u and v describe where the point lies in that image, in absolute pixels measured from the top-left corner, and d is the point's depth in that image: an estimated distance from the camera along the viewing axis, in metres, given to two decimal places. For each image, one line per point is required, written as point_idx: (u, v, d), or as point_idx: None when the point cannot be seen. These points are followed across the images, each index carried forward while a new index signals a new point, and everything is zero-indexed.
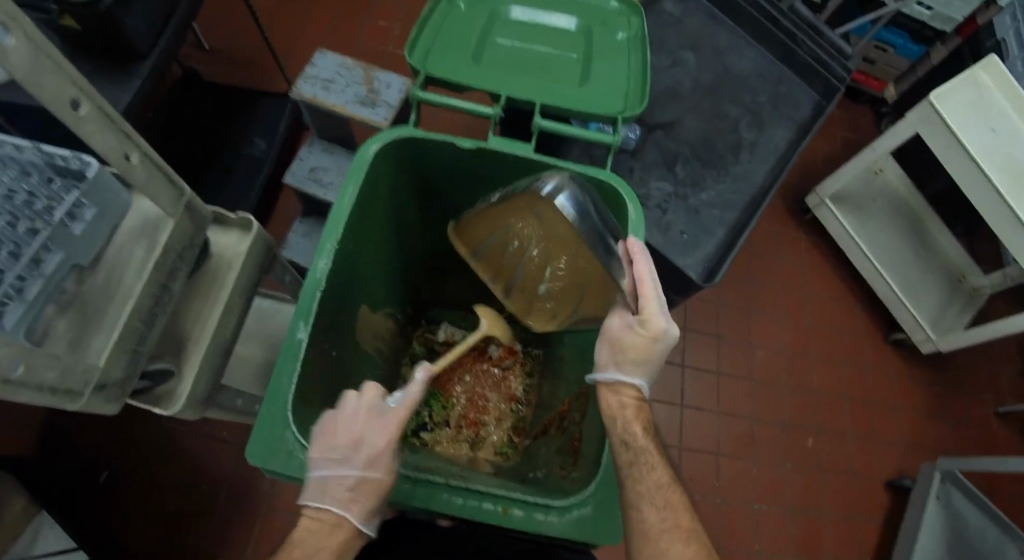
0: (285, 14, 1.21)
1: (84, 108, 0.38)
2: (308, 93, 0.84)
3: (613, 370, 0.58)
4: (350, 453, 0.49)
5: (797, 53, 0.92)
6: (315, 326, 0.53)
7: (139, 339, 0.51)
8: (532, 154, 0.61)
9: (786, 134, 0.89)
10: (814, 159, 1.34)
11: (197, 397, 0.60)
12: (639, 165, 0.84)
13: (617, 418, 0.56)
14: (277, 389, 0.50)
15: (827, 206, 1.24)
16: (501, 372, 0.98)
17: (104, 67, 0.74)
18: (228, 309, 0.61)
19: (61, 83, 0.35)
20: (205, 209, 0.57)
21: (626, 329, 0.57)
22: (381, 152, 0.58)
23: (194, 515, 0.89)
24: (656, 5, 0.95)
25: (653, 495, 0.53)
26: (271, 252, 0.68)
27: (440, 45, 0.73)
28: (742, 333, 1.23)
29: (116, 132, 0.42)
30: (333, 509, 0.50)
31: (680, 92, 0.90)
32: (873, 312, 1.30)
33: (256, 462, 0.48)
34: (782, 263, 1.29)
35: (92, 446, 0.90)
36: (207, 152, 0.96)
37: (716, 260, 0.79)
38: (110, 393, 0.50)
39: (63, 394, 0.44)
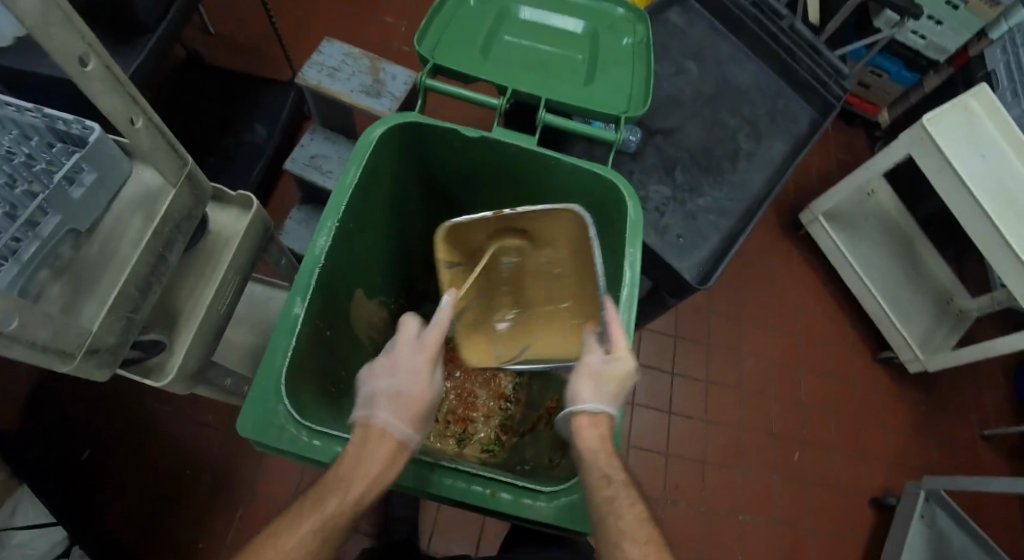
0: (293, 6, 1.22)
1: (91, 66, 0.39)
2: (313, 80, 0.85)
3: (592, 404, 0.53)
4: (390, 371, 0.53)
5: (796, 70, 0.94)
6: (312, 303, 0.54)
7: (134, 307, 0.51)
8: (535, 147, 0.62)
9: (783, 146, 0.90)
10: (809, 176, 1.36)
11: (187, 371, 0.59)
12: (639, 168, 0.84)
13: (597, 456, 0.50)
14: (270, 365, 0.50)
15: (821, 224, 1.25)
16: (492, 370, 0.98)
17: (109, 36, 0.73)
18: (224, 285, 0.61)
19: (71, 37, 0.36)
20: (207, 184, 0.57)
21: (603, 364, 0.54)
22: (386, 135, 0.59)
23: (176, 498, 0.88)
24: (661, 15, 0.96)
25: (635, 532, 0.46)
26: (269, 232, 0.68)
27: (448, 39, 0.74)
28: (732, 344, 1.24)
29: (122, 95, 0.42)
30: (381, 416, 0.50)
31: (682, 99, 0.91)
32: (862, 330, 1.31)
33: (247, 435, 0.48)
34: (774, 278, 1.30)
35: (72, 424, 0.88)
36: (207, 135, 0.96)
37: (711, 264, 0.80)
38: (103, 359, 0.49)
39: (55, 354, 0.44)
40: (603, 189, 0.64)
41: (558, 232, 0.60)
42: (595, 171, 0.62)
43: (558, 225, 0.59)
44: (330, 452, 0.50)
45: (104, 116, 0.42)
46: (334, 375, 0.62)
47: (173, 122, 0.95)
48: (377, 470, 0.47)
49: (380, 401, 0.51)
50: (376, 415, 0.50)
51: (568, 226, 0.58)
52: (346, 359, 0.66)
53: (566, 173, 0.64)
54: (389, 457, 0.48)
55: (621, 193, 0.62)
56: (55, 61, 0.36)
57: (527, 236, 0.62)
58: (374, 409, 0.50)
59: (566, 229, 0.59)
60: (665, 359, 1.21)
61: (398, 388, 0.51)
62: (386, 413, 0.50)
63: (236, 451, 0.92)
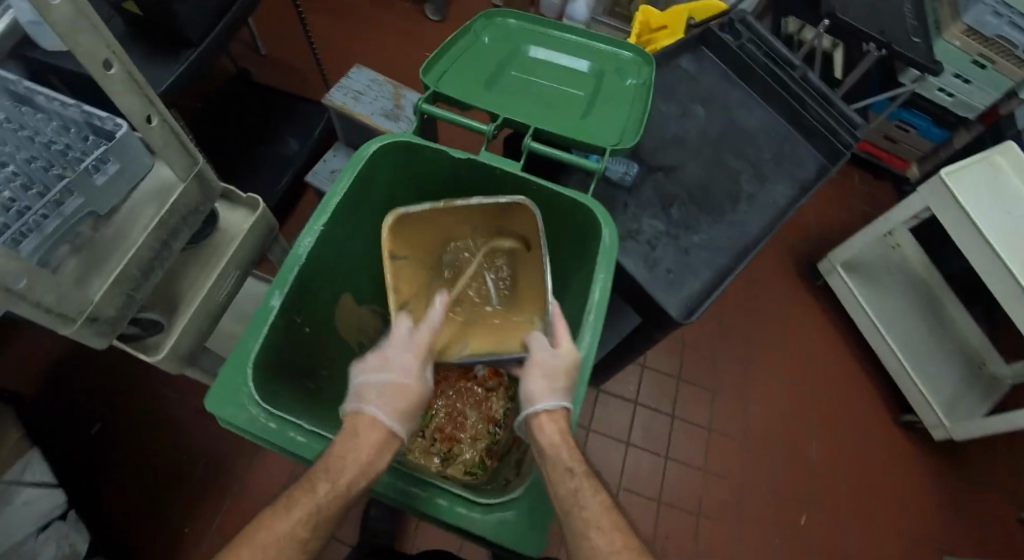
0: (339, 39, 1.34)
1: (114, 69, 0.46)
2: (339, 102, 0.93)
3: (547, 400, 0.56)
4: (380, 364, 0.55)
5: (806, 118, 0.94)
6: (290, 297, 0.58)
7: (134, 285, 0.57)
8: (518, 171, 0.66)
9: (788, 190, 0.90)
10: (832, 227, 1.34)
11: (180, 352, 0.65)
12: (634, 201, 0.86)
13: (560, 448, 0.53)
14: (243, 350, 0.54)
15: (840, 275, 1.24)
16: (484, 392, 0.99)
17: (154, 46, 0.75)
18: (222, 276, 0.67)
19: (97, 44, 0.43)
20: (216, 183, 0.63)
21: (552, 358, 0.58)
22: (380, 151, 0.63)
23: (170, 482, 0.92)
24: (672, 61, 1.00)
25: (600, 521, 0.49)
26: (273, 234, 0.75)
27: (456, 70, 0.80)
28: (738, 391, 1.21)
29: (139, 97, 0.49)
30: (368, 408, 0.53)
31: (685, 140, 0.93)
32: (882, 390, 1.25)
33: (213, 411, 0.52)
34: (787, 328, 1.28)
35: (88, 402, 0.95)
36: (244, 146, 1.05)
37: (698, 300, 0.79)
38: (101, 328, 0.55)
39: (58, 317, 0.50)
40: (583, 215, 0.66)
41: (508, 225, 0.68)
42: (574, 197, 0.65)
43: (509, 217, 0.67)
44: (282, 437, 0.53)
45: (124, 113, 0.49)
46: (312, 369, 0.65)
47: (216, 134, 1.05)
48: (371, 456, 0.50)
49: (368, 396, 0.53)
50: (367, 406, 0.53)
51: (521, 222, 0.66)
52: (329, 362, 0.69)
53: (546, 197, 0.67)
54: (377, 448, 0.51)
55: (594, 216, 0.64)
56: (80, 62, 0.43)
57: (482, 228, 0.70)
58: (367, 400, 0.53)
59: (515, 223, 0.67)
60: (665, 401, 1.19)
61: (396, 381, 0.55)
62: (376, 404, 0.53)
63: (231, 444, 0.96)
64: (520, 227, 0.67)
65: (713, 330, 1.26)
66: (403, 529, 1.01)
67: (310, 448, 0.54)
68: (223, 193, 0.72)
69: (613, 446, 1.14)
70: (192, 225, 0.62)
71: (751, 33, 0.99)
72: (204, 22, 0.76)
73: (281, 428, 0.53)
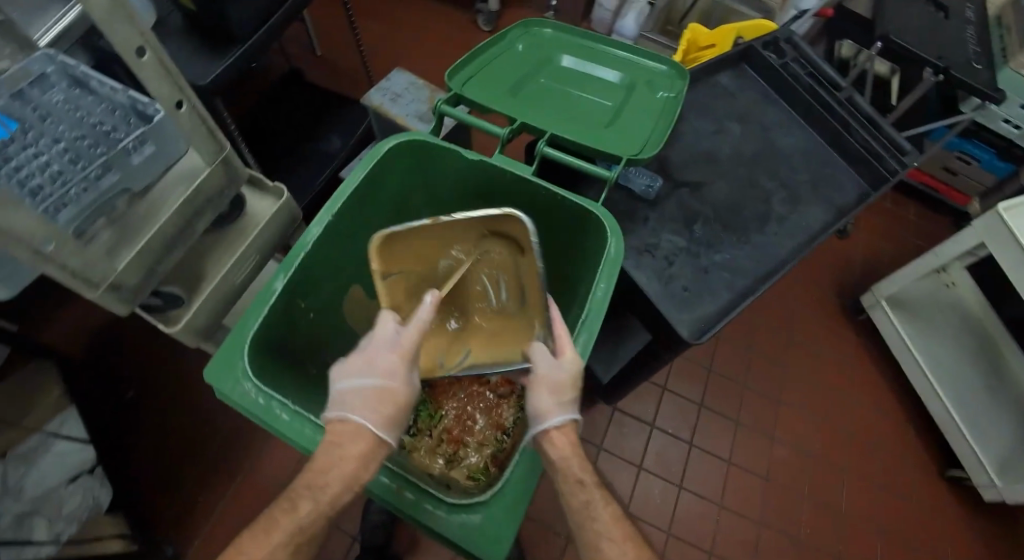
0: (389, 46, 1.39)
1: (146, 56, 0.50)
2: (377, 102, 0.97)
3: (554, 414, 0.55)
4: (366, 366, 0.55)
5: (848, 141, 0.89)
6: (294, 280, 0.60)
7: (156, 259, 0.63)
8: (529, 175, 0.66)
9: (823, 214, 0.86)
10: (879, 259, 1.29)
11: (196, 326, 0.69)
12: (655, 216, 0.84)
13: (571, 459, 0.53)
14: (241, 328, 0.56)
15: (883, 309, 1.17)
16: (496, 399, 0.86)
17: (206, 41, 0.81)
18: (242, 259, 0.71)
19: (131, 33, 0.48)
20: (241, 169, 0.69)
21: (556, 372, 0.55)
22: (395, 148, 0.66)
23: (190, 453, 0.98)
24: (711, 77, 0.98)
25: (611, 531, 0.50)
26: (294, 224, 0.79)
27: (483, 76, 0.82)
28: (764, 425, 1.14)
29: (171, 84, 0.54)
30: (355, 417, 0.53)
31: (715, 157, 0.90)
32: (926, 440, 1.16)
33: (208, 381, 0.54)
34: (823, 363, 1.20)
35: (125, 369, 1.02)
36: (290, 140, 1.11)
37: (712, 321, 0.76)
38: (122, 295, 0.60)
39: (82, 280, 0.55)
40: (592, 223, 0.65)
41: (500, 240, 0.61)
42: (586, 206, 0.64)
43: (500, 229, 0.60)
44: (265, 414, 0.54)
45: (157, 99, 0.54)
46: (314, 354, 0.67)
47: (265, 129, 1.11)
48: (358, 464, 0.50)
49: (354, 406, 0.53)
50: (353, 414, 0.53)
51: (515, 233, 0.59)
52: (335, 348, 0.71)
53: (557, 203, 0.67)
54: (364, 457, 0.51)
55: (603, 226, 0.63)
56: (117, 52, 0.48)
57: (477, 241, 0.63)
58: (351, 410, 0.53)
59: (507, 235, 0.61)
60: (685, 428, 1.13)
61: (382, 385, 0.54)
62: (361, 412, 0.53)
63: (248, 423, 1.00)
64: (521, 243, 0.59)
65: (742, 358, 1.20)
66: (403, 528, 1.01)
67: (293, 428, 0.55)
68: (253, 181, 0.76)
69: (625, 469, 1.09)
70: (213, 206, 0.67)
71: (795, 52, 0.96)
72: (253, 21, 0.81)
73: (269, 406, 0.54)
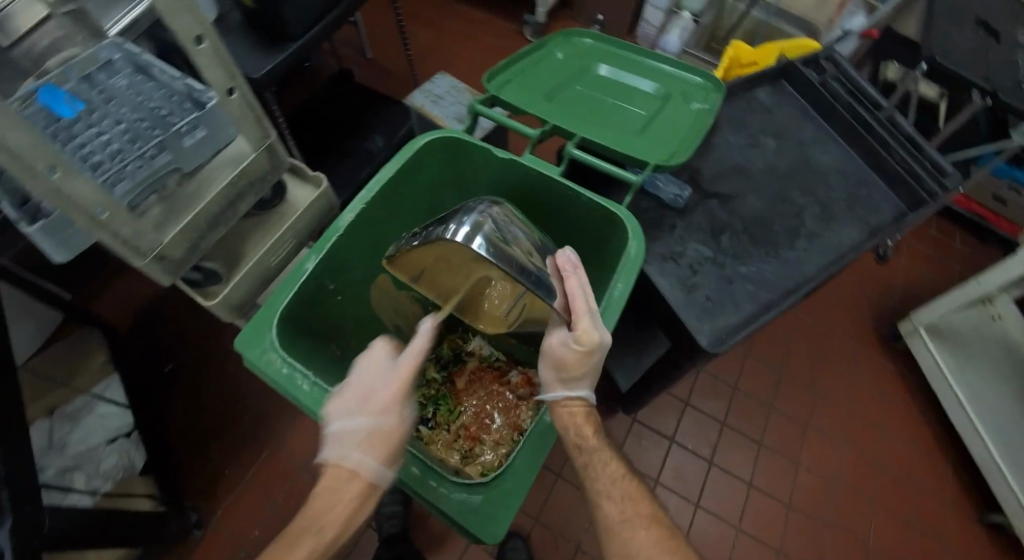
0: (436, 53, 1.44)
1: (204, 44, 0.57)
2: (418, 103, 1.01)
3: (558, 388, 0.62)
4: (359, 406, 0.56)
5: (886, 161, 0.87)
6: (324, 263, 0.63)
7: (200, 235, 0.68)
8: (556, 175, 0.67)
9: (856, 233, 0.84)
10: (920, 288, 1.25)
11: (232, 301, 0.73)
12: (682, 225, 0.84)
13: (567, 427, 0.59)
14: (270, 303, 0.60)
15: (922, 338, 1.12)
16: (516, 400, 0.84)
17: (262, 38, 0.86)
18: (279, 242, 0.75)
19: (191, 23, 0.55)
20: (284, 156, 0.74)
21: (563, 347, 0.60)
22: (430, 143, 0.68)
23: (218, 427, 1.02)
24: (749, 92, 0.97)
25: (610, 490, 0.57)
26: (330, 212, 0.82)
27: (520, 80, 0.84)
28: (791, 450, 1.11)
29: (223, 71, 0.61)
30: (349, 460, 0.54)
31: (749, 170, 0.89)
32: (963, 478, 1.10)
33: (237, 348, 0.56)
34: (856, 390, 1.16)
35: (166, 345, 1.08)
36: (334, 136, 1.16)
37: (734, 332, 0.75)
38: (167, 266, 0.65)
39: (133, 248, 0.60)
40: (614, 224, 0.66)
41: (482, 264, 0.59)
42: (610, 207, 0.65)
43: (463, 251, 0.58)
44: (288, 383, 0.57)
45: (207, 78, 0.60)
46: (340, 336, 0.70)
47: (312, 125, 1.17)
48: (348, 510, 0.53)
49: (346, 447, 0.55)
50: (348, 457, 0.55)
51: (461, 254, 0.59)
52: (359, 333, 0.74)
53: (583, 204, 0.68)
54: (358, 498, 0.54)
55: (625, 229, 0.64)
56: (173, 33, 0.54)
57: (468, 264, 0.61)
58: (347, 452, 0.55)
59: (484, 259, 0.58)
60: (706, 445, 1.10)
61: (376, 424, 0.55)
62: (354, 455, 0.55)
63: (277, 403, 1.04)
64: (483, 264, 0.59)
65: (770, 379, 1.17)
66: (416, 523, 1.01)
67: (313, 399, 0.57)
68: (294, 170, 0.80)
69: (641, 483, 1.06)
70: (253, 188, 0.72)
71: (835, 70, 0.96)
72: (306, 22, 0.86)
73: (292, 376, 0.57)
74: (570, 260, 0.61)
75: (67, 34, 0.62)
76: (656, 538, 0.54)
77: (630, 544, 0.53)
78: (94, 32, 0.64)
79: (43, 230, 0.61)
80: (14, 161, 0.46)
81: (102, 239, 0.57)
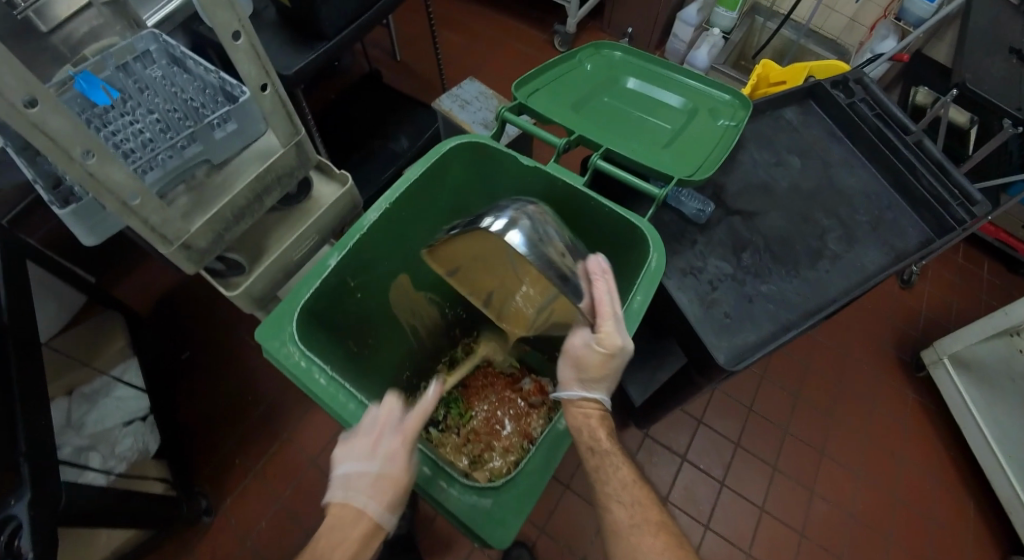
0: (466, 58, 1.45)
1: (242, 41, 0.56)
2: (446, 107, 1.02)
3: (575, 388, 0.61)
4: (369, 450, 0.56)
5: (913, 186, 0.86)
6: (347, 260, 0.64)
7: (225, 227, 0.68)
8: (580, 185, 0.68)
9: (880, 257, 0.83)
10: (945, 316, 1.23)
11: (252, 293, 0.74)
12: (703, 240, 0.83)
13: (581, 429, 0.59)
14: (293, 296, 0.60)
15: (946, 368, 1.10)
16: (526, 408, 0.83)
17: (295, 37, 0.88)
18: (301, 238, 0.76)
19: (230, 18, 0.54)
20: (311, 153, 0.74)
21: (585, 346, 0.60)
22: (457, 148, 0.69)
23: (231, 418, 1.03)
24: (777, 110, 0.97)
25: (621, 495, 0.57)
26: (353, 210, 0.83)
27: (547, 89, 0.84)
28: (804, 475, 1.08)
29: (258, 67, 0.60)
30: (356, 500, 0.57)
31: (773, 188, 0.89)
32: (983, 514, 1.07)
33: (258, 339, 0.57)
34: (874, 417, 1.14)
35: (186, 333, 1.09)
36: (362, 136, 1.17)
37: (750, 351, 0.74)
38: (191, 255, 0.66)
39: (158, 236, 0.60)
40: (636, 236, 0.66)
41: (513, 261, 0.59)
42: (633, 218, 0.65)
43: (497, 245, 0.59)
44: (307, 376, 0.57)
45: (244, 74, 0.59)
46: (358, 333, 0.70)
47: (340, 124, 1.19)
48: (351, 551, 0.55)
49: (353, 488, 0.58)
50: (355, 498, 0.57)
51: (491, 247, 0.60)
52: (377, 331, 0.74)
53: (605, 215, 0.68)
54: (363, 539, 0.56)
55: (647, 241, 0.64)
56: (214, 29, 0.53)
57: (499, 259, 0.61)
58: (355, 493, 0.57)
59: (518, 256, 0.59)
60: (718, 464, 1.08)
61: (378, 469, 0.56)
62: (363, 495, 0.57)
63: (289, 397, 1.05)
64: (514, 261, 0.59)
65: (787, 400, 1.15)
66: (423, 525, 1.01)
67: (330, 395, 0.57)
68: (321, 167, 0.81)
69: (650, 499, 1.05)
70: (281, 183, 0.72)
71: (866, 93, 0.94)
72: (339, 22, 0.87)
73: (310, 369, 0.57)
74: (602, 264, 0.59)
75: (105, 23, 0.68)
76: (665, 546, 0.53)
77: (637, 549, 0.53)
78: (131, 23, 0.68)
79: (74, 213, 0.62)
80: (49, 147, 0.47)
81: (130, 225, 0.58)
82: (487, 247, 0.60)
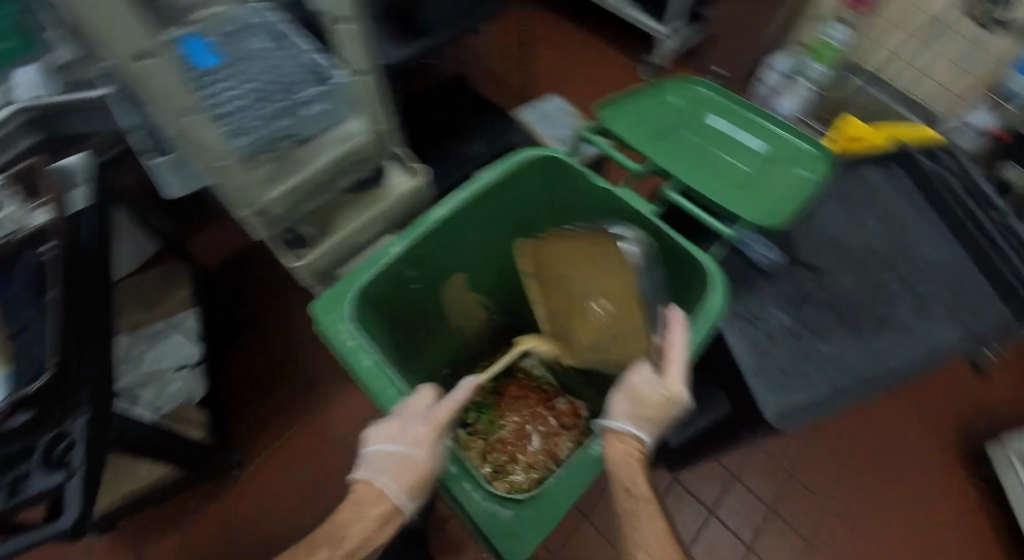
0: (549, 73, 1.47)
1: (343, 29, 0.60)
2: None
3: (624, 420, 0.57)
4: (396, 433, 0.55)
5: (999, 268, 0.81)
6: (409, 251, 0.64)
7: (297, 201, 0.73)
8: (650, 215, 0.66)
9: (952, 336, 0.78)
10: (1013, 411, 1.14)
11: (314, 268, 0.78)
12: (766, 288, 0.81)
13: (620, 467, 0.55)
14: (353, 277, 0.61)
15: (1015, 469, 1.03)
16: (557, 428, 0.83)
17: (392, 31, 0.91)
18: (366, 222, 0.80)
19: (339, 6, 0.57)
20: (385, 141, 0.79)
21: (646, 386, 0.56)
22: (534, 159, 0.69)
23: (277, 382, 1.08)
24: (859, 168, 0.93)
25: (651, 549, 0.53)
26: (418, 202, 0.86)
27: (631, 117, 0.85)
28: (835, 553, 1.02)
29: (353, 55, 0.64)
30: (379, 481, 0.57)
31: (847, 247, 0.85)
32: None
33: (313, 312, 0.58)
34: (920, 506, 1.07)
35: (242, 295, 1.13)
36: (440, 134, 1.20)
37: (800, 410, 0.71)
38: (264, 223, 0.71)
39: (239, 201, 0.66)
40: (700, 276, 0.64)
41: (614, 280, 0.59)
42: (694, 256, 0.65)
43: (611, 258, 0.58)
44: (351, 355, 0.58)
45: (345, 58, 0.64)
46: (405, 324, 0.72)
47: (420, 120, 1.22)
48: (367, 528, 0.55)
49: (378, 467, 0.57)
50: (379, 479, 0.57)
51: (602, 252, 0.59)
52: (424, 326, 0.75)
53: (671, 248, 0.66)
54: (381, 519, 0.56)
55: (710, 283, 0.62)
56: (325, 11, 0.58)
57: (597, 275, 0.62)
58: (379, 474, 0.57)
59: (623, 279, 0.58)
60: (744, 524, 1.04)
61: (403, 453, 0.55)
62: (387, 477, 0.57)
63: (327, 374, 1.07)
64: (614, 275, 0.58)
65: (828, 471, 1.09)
66: (435, 527, 1.00)
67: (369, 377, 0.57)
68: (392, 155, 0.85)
69: None
70: (356, 166, 0.77)
71: (956, 164, 0.86)
72: (435, 22, 0.89)
73: (355, 348, 0.57)
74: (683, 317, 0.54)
75: None
76: None
77: None
78: None
79: None
80: (160, 100, 0.50)
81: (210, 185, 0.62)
82: (593, 254, 0.60)
